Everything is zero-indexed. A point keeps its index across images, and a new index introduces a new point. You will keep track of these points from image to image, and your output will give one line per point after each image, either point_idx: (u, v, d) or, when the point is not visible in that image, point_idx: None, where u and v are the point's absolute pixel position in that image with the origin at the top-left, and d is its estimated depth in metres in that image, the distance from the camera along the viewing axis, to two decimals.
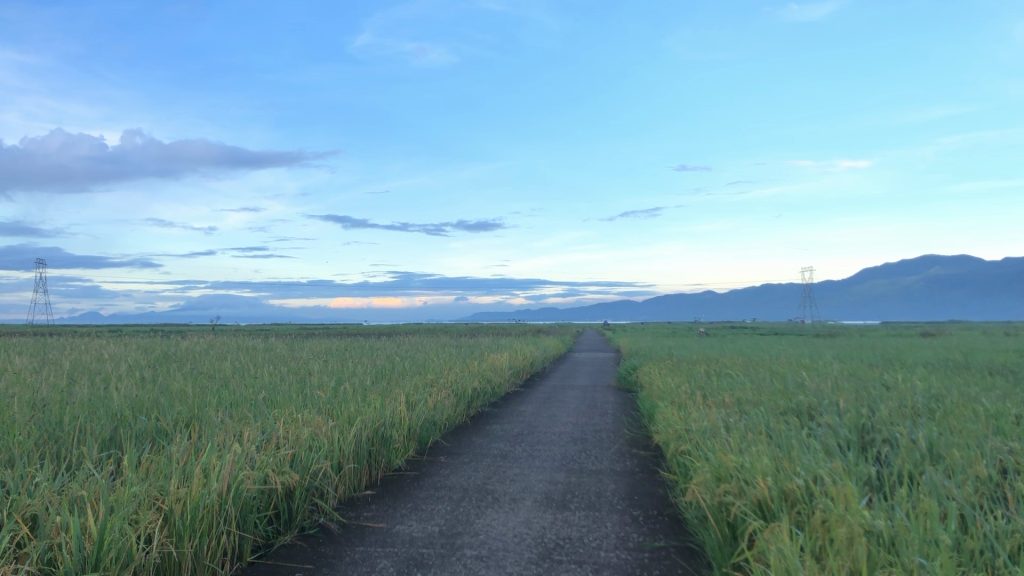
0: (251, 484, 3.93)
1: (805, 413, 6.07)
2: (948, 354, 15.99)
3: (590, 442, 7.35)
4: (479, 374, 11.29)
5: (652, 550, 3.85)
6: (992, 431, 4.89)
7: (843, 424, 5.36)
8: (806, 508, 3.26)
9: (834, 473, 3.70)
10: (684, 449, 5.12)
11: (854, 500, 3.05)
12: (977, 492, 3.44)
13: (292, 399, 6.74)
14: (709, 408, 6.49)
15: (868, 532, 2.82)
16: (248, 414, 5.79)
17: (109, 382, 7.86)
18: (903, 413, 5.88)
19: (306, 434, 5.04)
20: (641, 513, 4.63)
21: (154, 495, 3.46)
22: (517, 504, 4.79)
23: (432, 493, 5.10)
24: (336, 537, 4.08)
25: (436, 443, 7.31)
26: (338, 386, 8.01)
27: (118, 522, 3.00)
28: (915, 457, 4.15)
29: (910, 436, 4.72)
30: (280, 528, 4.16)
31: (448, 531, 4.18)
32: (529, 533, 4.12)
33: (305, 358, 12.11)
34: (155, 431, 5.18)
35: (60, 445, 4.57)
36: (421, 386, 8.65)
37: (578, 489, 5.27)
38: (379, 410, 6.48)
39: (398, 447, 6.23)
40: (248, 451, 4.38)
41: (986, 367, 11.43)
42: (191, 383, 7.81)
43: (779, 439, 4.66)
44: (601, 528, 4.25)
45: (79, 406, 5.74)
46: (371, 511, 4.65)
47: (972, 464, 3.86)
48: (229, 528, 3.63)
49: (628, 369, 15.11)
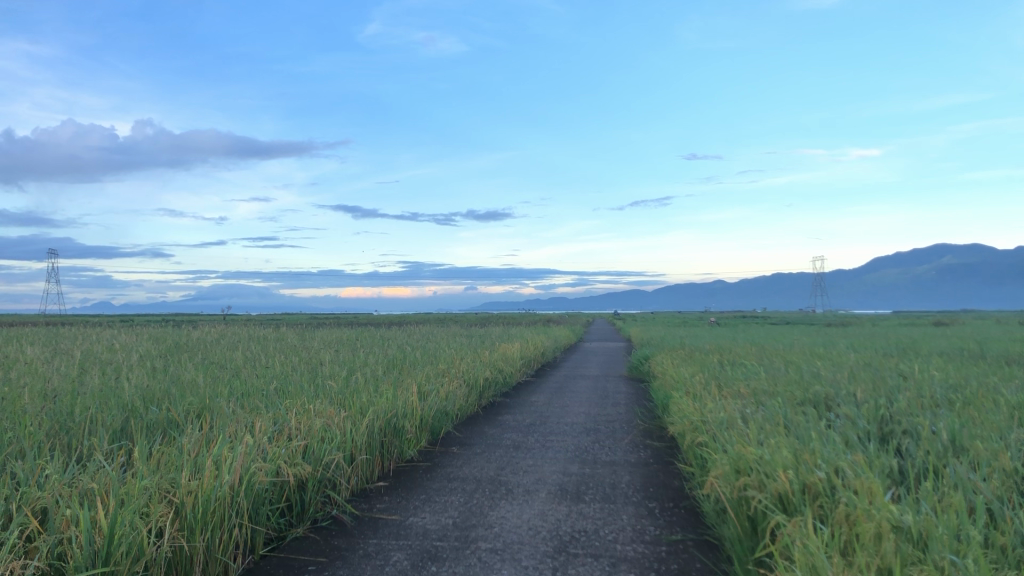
0: (263, 477, 3.88)
1: (823, 404, 5.99)
2: (962, 343, 15.83)
3: (603, 433, 7.29)
4: (490, 364, 11.22)
5: (670, 543, 3.78)
6: (1015, 422, 4.81)
7: (862, 416, 5.29)
8: (829, 502, 3.19)
9: (855, 465, 3.63)
10: (700, 440, 5.05)
11: (879, 494, 2.98)
12: (1003, 485, 3.35)
13: (303, 389, 6.70)
14: (725, 399, 6.42)
15: (896, 528, 2.76)
16: (260, 405, 5.78)
17: (120, 371, 7.85)
18: (922, 404, 5.80)
19: (318, 426, 4.98)
20: (657, 505, 4.57)
21: (164, 488, 3.42)
22: (531, 496, 4.73)
23: (446, 484, 5.05)
24: (349, 530, 4.04)
25: (448, 433, 7.26)
26: (350, 376, 8.01)
27: (128, 515, 2.96)
28: (938, 449, 4.08)
29: (931, 428, 4.65)
30: (292, 520, 4.12)
31: (462, 523, 4.12)
32: (544, 526, 4.06)
33: (316, 348, 12.17)
34: (165, 423, 5.14)
35: (72, 436, 4.54)
36: (432, 376, 8.61)
37: (592, 480, 5.21)
38: (390, 399, 6.45)
39: (411, 438, 6.18)
40: (260, 442, 4.33)
41: (1002, 357, 11.37)
42: (203, 373, 7.82)
43: (798, 431, 4.58)
44: (617, 521, 4.18)
45: (90, 396, 5.74)
46: (385, 503, 4.59)
47: (998, 456, 3.78)
48: (241, 521, 3.59)
49: (640, 358, 15.11)
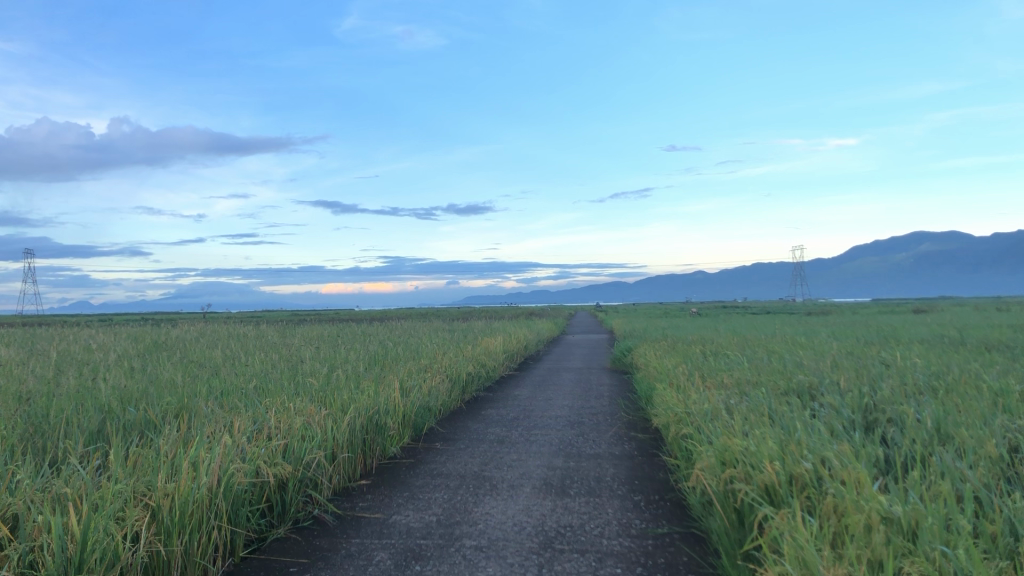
0: (242, 477, 3.80)
1: (806, 394, 5.97)
2: (956, 338, 12.61)
3: (588, 425, 7.26)
4: (473, 359, 11.15)
5: (656, 537, 3.74)
6: (998, 409, 4.80)
7: (846, 405, 5.28)
8: (816, 494, 3.16)
9: (841, 455, 3.60)
10: (685, 432, 5.02)
11: (867, 484, 2.96)
12: (990, 473, 3.33)
13: (283, 387, 6.61)
14: (708, 390, 6.40)
15: (885, 519, 2.72)
16: (239, 404, 5.70)
17: (98, 372, 7.74)
18: (906, 392, 5.81)
19: (298, 424, 4.91)
20: (643, 498, 4.54)
21: (140, 491, 3.34)
22: (515, 491, 4.69)
23: (429, 481, 5.00)
24: (331, 530, 3.97)
25: (431, 429, 7.20)
26: (331, 373, 7.91)
27: (102, 521, 2.88)
28: (923, 436, 4.08)
29: (916, 415, 4.64)
30: (273, 521, 4.05)
31: (447, 521, 4.06)
32: (528, 521, 4.01)
33: (296, 345, 12.11)
34: (143, 423, 5.05)
35: (46, 440, 4.45)
36: (414, 371, 8.54)
37: (577, 474, 5.17)
38: (372, 396, 6.36)
39: (393, 435, 6.10)
40: (238, 443, 4.24)
41: (982, 343, 11.47)
42: (182, 372, 7.73)
43: (783, 421, 4.55)
44: (602, 515, 4.14)
45: (66, 398, 5.62)
46: (368, 501, 4.54)
47: (984, 444, 3.75)
48: (219, 523, 3.51)
49: (624, 350, 15.14)
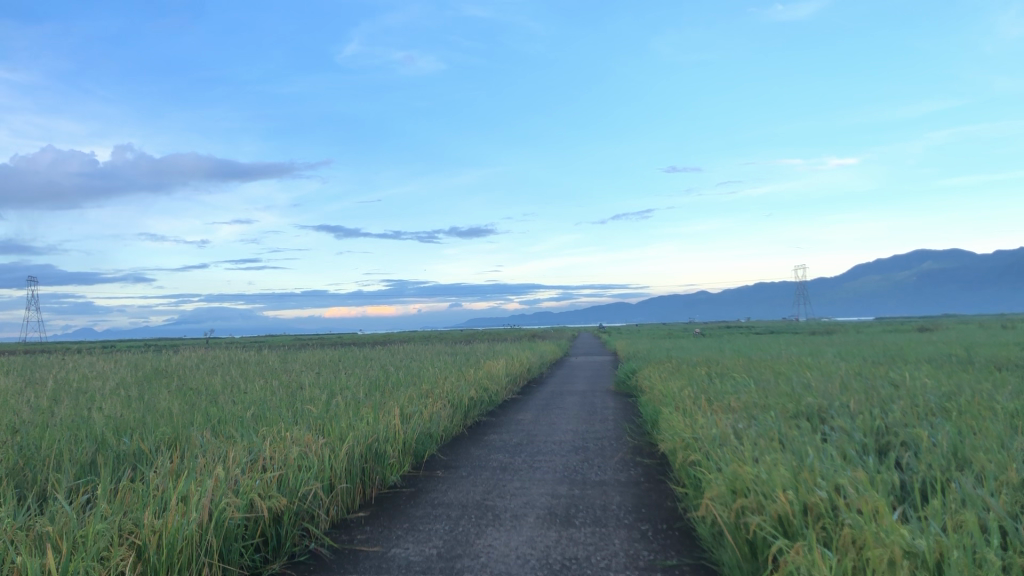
0: (234, 512, 3.67)
1: (816, 417, 5.82)
2: (972, 360, 11.97)
3: (592, 451, 7.10)
4: (475, 383, 10.98)
5: (664, 569, 3.61)
6: (1015, 431, 4.64)
7: (858, 428, 5.13)
8: (832, 524, 3.03)
9: (856, 482, 3.46)
10: (694, 459, 4.88)
11: (887, 513, 2.82)
12: (1011, 500, 3.20)
13: (281, 415, 6.49)
14: (716, 414, 6.25)
15: (908, 553, 2.58)
16: (236, 433, 5.56)
17: (94, 401, 7.60)
18: (918, 414, 5.64)
19: (294, 454, 4.78)
20: (650, 527, 4.40)
21: (126, 528, 3.21)
22: (519, 521, 4.53)
23: (430, 512, 4.84)
24: (329, 564, 3.83)
25: (431, 456, 7.04)
26: (330, 400, 7.75)
27: (82, 562, 2.77)
28: (941, 461, 3.94)
29: (930, 439, 4.50)
30: (267, 555, 3.92)
31: (447, 553, 3.92)
32: (533, 553, 3.86)
33: (297, 370, 11.97)
34: (137, 455, 4.93)
35: (36, 472, 4.33)
36: (416, 397, 8.38)
37: (582, 502, 5.02)
38: (371, 424, 6.22)
39: (392, 463, 5.96)
40: (232, 474, 4.11)
41: (991, 361, 11.28)
42: (179, 400, 7.58)
43: (793, 446, 4.42)
44: (608, 546, 3.99)
45: (60, 429, 5.49)
46: (366, 534, 4.40)
47: (1004, 468, 3.62)
48: (209, 560, 3.37)
49: (627, 372, 14.95)
